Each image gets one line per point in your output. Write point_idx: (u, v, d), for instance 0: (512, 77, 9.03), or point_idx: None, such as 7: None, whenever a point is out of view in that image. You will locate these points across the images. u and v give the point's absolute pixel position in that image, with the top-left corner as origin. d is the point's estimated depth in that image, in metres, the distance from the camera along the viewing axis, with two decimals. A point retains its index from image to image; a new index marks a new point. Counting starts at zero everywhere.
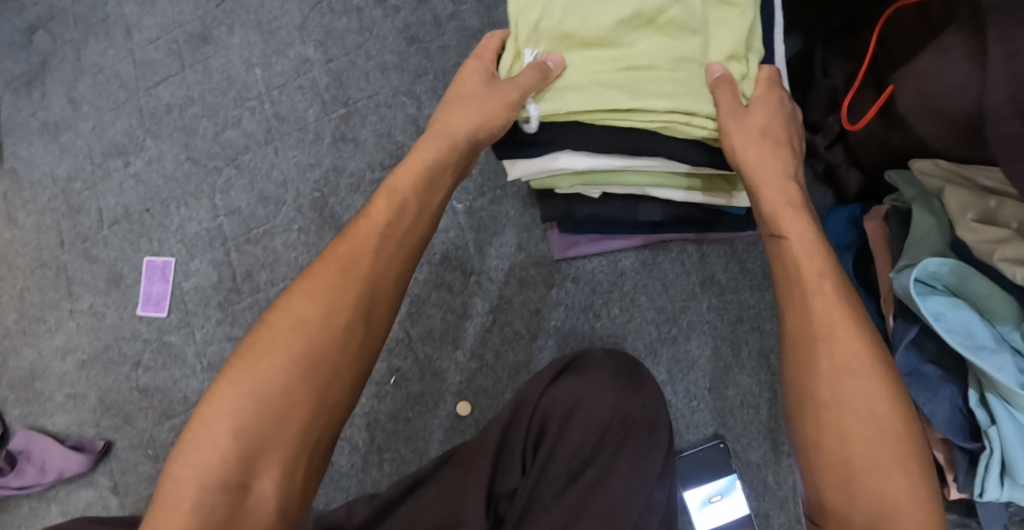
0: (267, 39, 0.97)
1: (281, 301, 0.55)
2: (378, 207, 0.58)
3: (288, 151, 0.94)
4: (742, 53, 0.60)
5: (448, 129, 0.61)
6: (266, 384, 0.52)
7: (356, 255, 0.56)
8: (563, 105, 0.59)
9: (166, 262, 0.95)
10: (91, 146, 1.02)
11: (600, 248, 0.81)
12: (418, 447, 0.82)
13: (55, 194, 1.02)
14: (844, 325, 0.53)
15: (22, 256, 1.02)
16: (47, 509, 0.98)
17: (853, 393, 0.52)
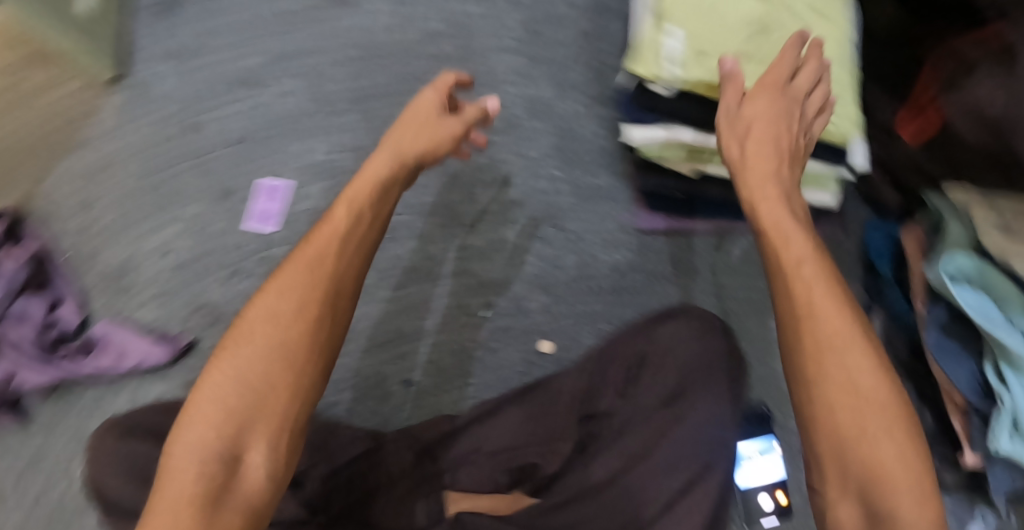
0: (398, 10, 1.10)
1: (255, 299, 0.60)
2: (339, 213, 0.65)
3: (408, 105, 1.06)
4: (830, 70, 0.84)
5: (400, 146, 0.71)
6: (249, 369, 0.57)
7: (321, 253, 0.62)
8: (698, 73, 0.81)
9: (283, 185, 1.05)
10: (216, 76, 1.12)
11: (678, 225, 0.98)
12: (501, 377, 0.92)
13: (175, 112, 1.12)
14: (838, 321, 0.57)
15: (132, 162, 1.11)
16: (114, 399, 1.03)
17: (843, 371, 0.56)
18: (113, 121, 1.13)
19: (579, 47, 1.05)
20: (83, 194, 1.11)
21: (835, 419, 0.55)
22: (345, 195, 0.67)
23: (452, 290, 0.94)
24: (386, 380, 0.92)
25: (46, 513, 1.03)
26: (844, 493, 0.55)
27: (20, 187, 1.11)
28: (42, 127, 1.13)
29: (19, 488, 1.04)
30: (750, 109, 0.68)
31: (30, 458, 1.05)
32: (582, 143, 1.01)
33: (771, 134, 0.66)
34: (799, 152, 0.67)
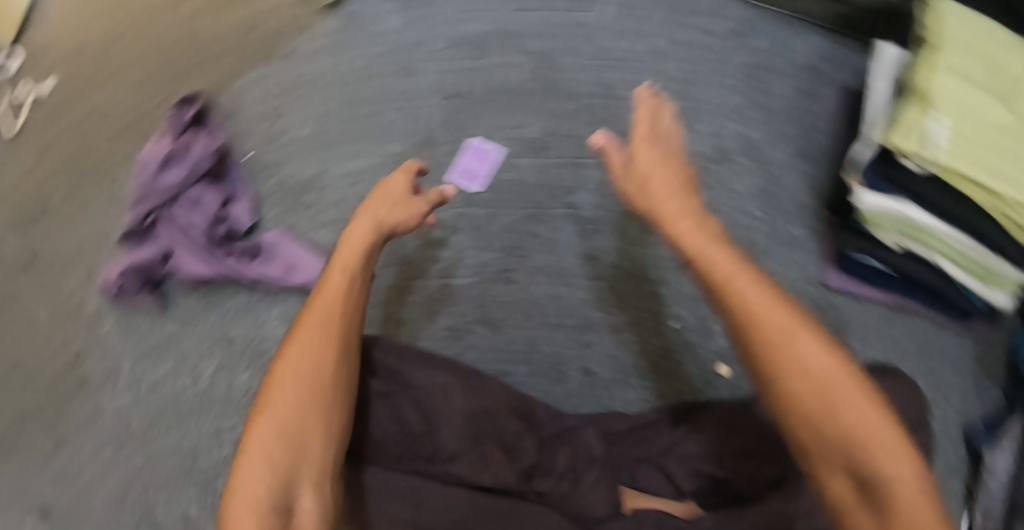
0: (635, 19, 1.12)
1: (255, 421, 0.62)
2: (335, 272, 0.69)
3: (633, 111, 1.06)
4: None
5: (378, 215, 0.72)
6: (286, 421, 0.62)
7: (334, 330, 0.66)
8: (948, 160, 0.83)
9: (494, 148, 1.02)
10: (440, 29, 1.11)
11: (854, 287, 1.04)
12: (679, 389, 0.94)
13: (390, 52, 1.11)
14: (802, 330, 0.57)
15: (334, 88, 1.10)
16: (266, 309, 1.01)
17: (797, 362, 0.57)
18: (323, 44, 1.13)
19: (795, 106, 1.11)
20: (279, 104, 1.11)
21: (805, 407, 0.56)
22: (339, 269, 0.69)
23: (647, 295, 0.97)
24: (565, 362, 0.93)
25: (163, 402, 1.01)
26: (850, 484, 0.56)
27: (208, 77, 1.14)
28: (242, 31, 1.17)
29: (143, 368, 1.02)
30: (651, 167, 0.66)
31: (162, 342, 1.03)
32: (783, 193, 1.06)
33: (677, 179, 0.65)
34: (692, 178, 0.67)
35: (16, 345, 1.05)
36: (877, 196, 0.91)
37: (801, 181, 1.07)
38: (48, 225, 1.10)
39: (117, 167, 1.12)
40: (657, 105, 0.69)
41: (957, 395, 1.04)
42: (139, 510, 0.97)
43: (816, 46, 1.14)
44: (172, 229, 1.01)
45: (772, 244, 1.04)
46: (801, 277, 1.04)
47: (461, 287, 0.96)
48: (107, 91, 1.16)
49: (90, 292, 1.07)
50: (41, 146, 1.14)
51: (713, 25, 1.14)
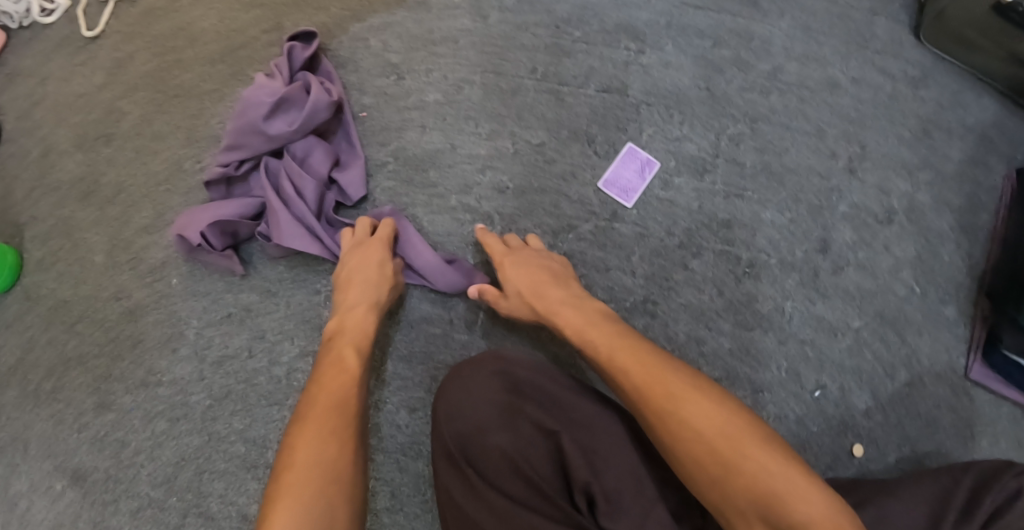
0: (814, 40, 1.00)
1: (273, 500, 0.56)
2: (342, 351, 0.73)
3: (804, 145, 0.94)
4: None
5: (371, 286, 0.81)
6: (317, 497, 0.57)
7: (348, 395, 0.67)
8: None
9: (650, 161, 0.91)
10: (601, 8, 0.97)
11: (1000, 383, 0.92)
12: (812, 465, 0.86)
13: (540, 24, 0.96)
14: (699, 394, 0.58)
15: (473, 52, 0.96)
16: None
17: (689, 424, 0.57)
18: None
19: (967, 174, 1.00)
20: (401, 60, 0.96)
21: (742, 502, 0.53)
22: (350, 343, 0.75)
23: (791, 355, 0.88)
24: None
25: (231, 381, 0.88)
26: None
27: (324, 14, 0.99)
28: None
29: (212, 337, 0.90)
30: (560, 306, 0.76)
31: (238, 312, 0.90)
32: (946, 264, 0.96)
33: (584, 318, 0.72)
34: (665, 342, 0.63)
35: (66, 281, 0.92)
36: None
37: (966, 255, 0.97)
38: (116, 150, 0.96)
39: (206, 99, 0.98)
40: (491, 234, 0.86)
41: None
42: (191, 498, 0.86)
43: (1005, 104, 1.02)
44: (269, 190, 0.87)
45: (927, 324, 0.94)
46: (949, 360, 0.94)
47: None
48: (202, 8, 1.01)
49: (159, 239, 0.93)
50: (117, 57, 0.99)
51: (893, 62, 1.02)
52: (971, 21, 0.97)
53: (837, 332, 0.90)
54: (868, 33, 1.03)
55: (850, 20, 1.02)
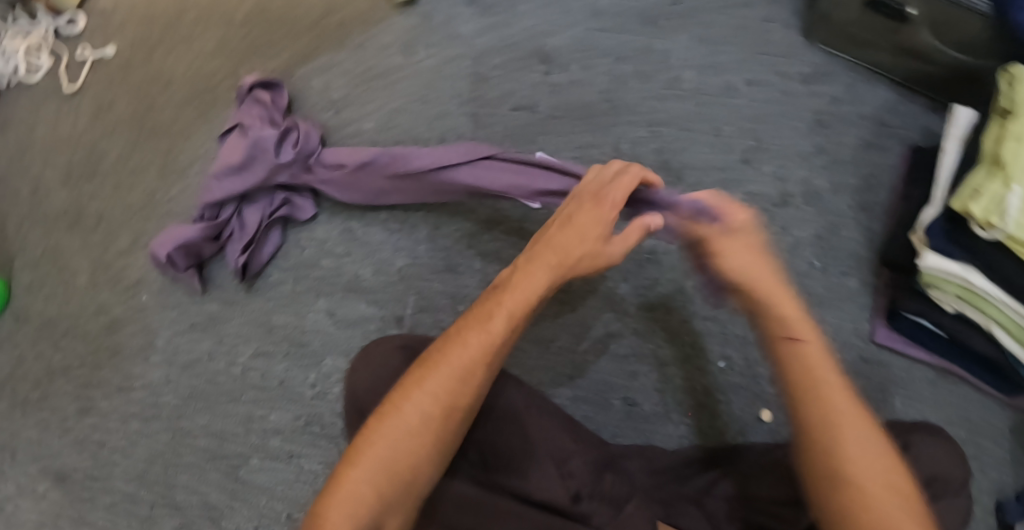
0: (710, 51, 1.12)
1: (370, 438, 0.62)
2: (495, 321, 0.65)
3: (702, 144, 1.05)
4: None
5: (564, 252, 0.66)
6: (396, 455, 0.61)
7: (468, 379, 0.63)
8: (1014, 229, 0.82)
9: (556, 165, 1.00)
10: (515, 37, 1.10)
11: (903, 342, 1.04)
12: (719, 429, 0.94)
13: (462, 56, 1.10)
14: (855, 424, 0.60)
15: (404, 84, 1.09)
16: (312, 301, 0.99)
17: (845, 447, 0.60)
18: (394, 40, 1.12)
19: (861, 157, 1.11)
20: (341, 96, 1.10)
21: (840, 497, 0.59)
22: (508, 309, 0.66)
23: (698, 331, 0.96)
24: (610, 389, 0.93)
25: (195, 382, 0.98)
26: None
27: (277, 61, 1.14)
28: (315, 18, 1.16)
29: (180, 344, 1.00)
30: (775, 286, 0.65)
31: (201, 321, 1.01)
32: (836, 243, 1.06)
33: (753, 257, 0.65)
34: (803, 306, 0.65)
35: (53, 302, 1.03)
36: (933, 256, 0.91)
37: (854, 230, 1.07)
38: (97, 186, 1.09)
39: (175, 137, 1.11)
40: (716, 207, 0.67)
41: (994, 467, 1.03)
42: (159, 489, 0.95)
43: (882, 101, 1.14)
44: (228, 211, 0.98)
45: (829, 295, 1.05)
46: (852, 328, 1.05)
47: None
48: (172, 60, 1.16)
49: (134, 261, 1.05)
50: (99, 106, 1.13)
51: (785, 66, 1.13)
52: (851, 21, 1.10)
53: (740, 308, 0.99)
54: (762, 41, 1.14)
55: (744, 32, 1.14)
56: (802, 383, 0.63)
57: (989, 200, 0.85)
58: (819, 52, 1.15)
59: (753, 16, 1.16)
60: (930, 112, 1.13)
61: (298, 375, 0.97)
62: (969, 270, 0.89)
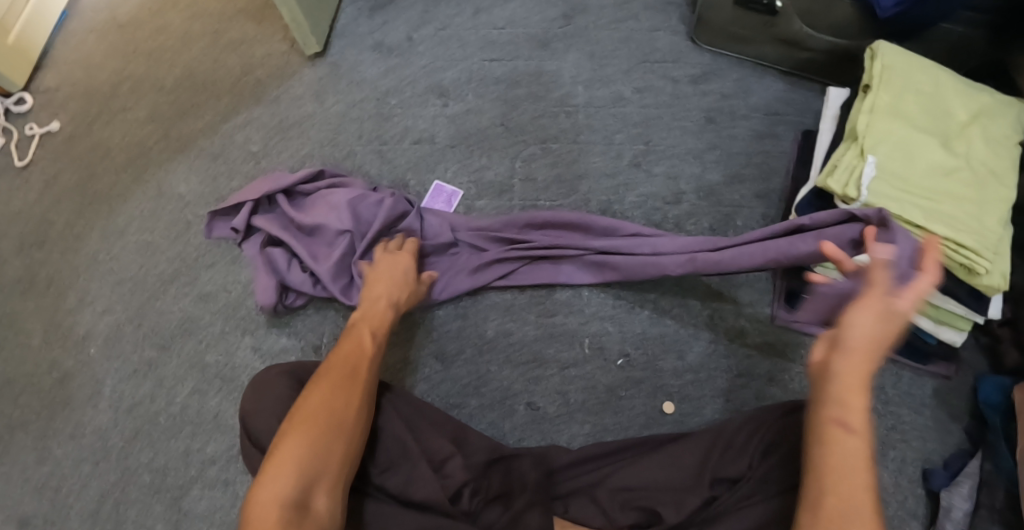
0: (595, 69, 1.22)
1: (288, 427, 0.72)
2: (364, 333, 0.85)
3: (591, 155, 1.15)
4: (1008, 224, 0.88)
5: (399, 287, 0.94)
6: (324, 438, 0.71)
7: (356, 370, 0.79)
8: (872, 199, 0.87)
9: (455, 192, 1.13)
10: (415, 77, 1.23)
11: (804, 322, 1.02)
12: (620, 423, 0.99)
13: (368, 99, 1.21)
14: (855, 458, 0.62)
15: (315, 130, 1.20)
16: (239, 338, 1.08)
17: (843, 491, 0.61)
18: (305, 91, 1.24)
19: (751, 148, 1.16)
20: (260, 147, 1.20)
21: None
22: (368, 325, 0.86)
23: (594, 332, 1.03)
24: (514, 396, 1.00)
25: (139, 423, 1.06)
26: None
27: (202, 121, 1.24)
28: (235, 78, 1.27)
29: (124, 390, 1.08)
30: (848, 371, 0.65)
31: (142, 367, 1.09)
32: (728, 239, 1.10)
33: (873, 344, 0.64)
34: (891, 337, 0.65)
35: (11, 364, 1.11)
36: None
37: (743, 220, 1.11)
38: (47, 253, 1.18)
39: (113, 200, 1.20)
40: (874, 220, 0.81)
41: (916, 436, 1.01)
42: (109, 526, 1.01)
43: (763, 95, 1.20)
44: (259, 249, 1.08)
45: (725, 283, 1.06)
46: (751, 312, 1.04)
47: (419, 319, 1.05)
48: (109, 130, 1.26)
49: (81, 317, 1.13)
50: (46, 179, 1.23)
51: (669, 73, 1.22)
52: (727, 21, 1.17)
53: (635, 306, 1.04)
54: (647, 51, 1.24)
55: (630, 45, 1.24)
56: (834, 462, 0.62)
57: (846, 172, 0.90)
58: (700, 57, 1.23)
59: (635, 32, 1.26)
60: (813, 99, 1.19)
61: (230, 408, 1.05)
62: None
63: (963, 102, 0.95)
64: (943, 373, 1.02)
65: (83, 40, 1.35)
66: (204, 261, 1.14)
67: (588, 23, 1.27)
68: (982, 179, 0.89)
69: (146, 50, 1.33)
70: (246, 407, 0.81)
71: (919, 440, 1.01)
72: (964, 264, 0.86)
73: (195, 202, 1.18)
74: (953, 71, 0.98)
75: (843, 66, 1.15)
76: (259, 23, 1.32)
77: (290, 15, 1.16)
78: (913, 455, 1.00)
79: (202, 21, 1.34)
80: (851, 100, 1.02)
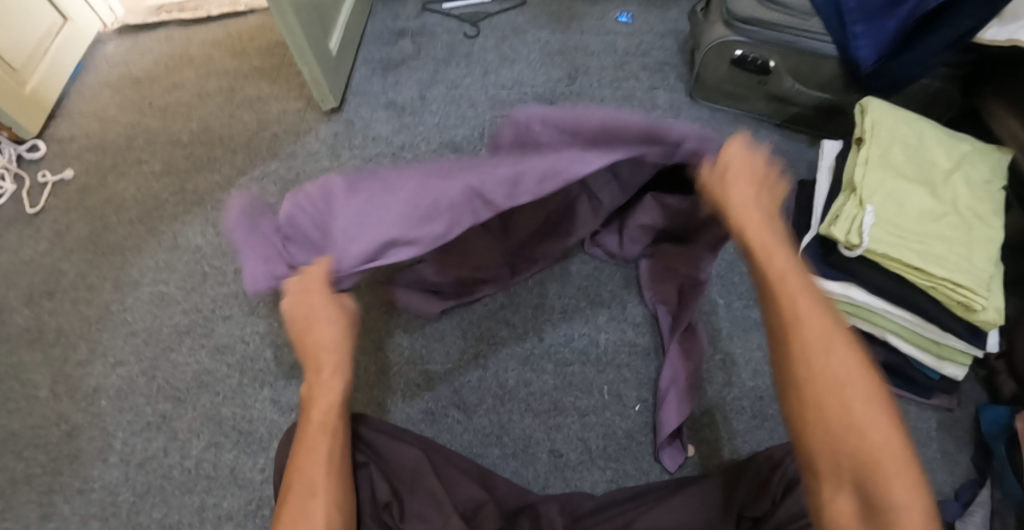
0: None
1: None
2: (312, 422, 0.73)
3: None
4: (998, 260, 0.93)
5: (317, 343, 0.76)
6: None
7: (314, 483, 0.70)
8: (871, 244, 0.92)
9: None
10: (429, 133, 1.28)
11: None
12: (641, 467, 1.00)
13: (383, 153, 1.26)
14: (800, 274, 0.70)
15: None
16: (256, 391, 1.08)
17: (801, 314, 0.68)
18: (321, 146, 1.28)
19: None
20: (276, 200, 1.23)
21: (810, 366, 0.66)
22: (314, 415, 0.74)
23: (612, 380, 1.06)
24: (535, 444, 1.02)
25: (151, 478, 1.03)
26: (840, 488, 0.63)
27: (218, 174, 1.27)
28: (250, 133, 1.31)
29: (136, 443, 1.06)
30: (743, 205, 0.71)
31: (156, 420, 1.07)
32: (734, 285, 1.16)
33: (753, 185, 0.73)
34: (760, 176, 0.73)
35: (17, 416, 1.09)
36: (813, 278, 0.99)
37: (747, 267, 1.17)
38: (57, 303, 1.17)
39: (127, 251, 1.21)
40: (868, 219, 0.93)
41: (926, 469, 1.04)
42: None
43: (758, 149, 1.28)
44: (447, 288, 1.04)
45: (735, 328, 1.12)
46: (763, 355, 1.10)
47: (441, 372, 1.07)
48: (123, 182, 1.28)
49: (92, 369, 1.12)
50: (58, 229, 1.24)
51: None
52: (722, 80, 1.26)
53: (648, 350, 1.08)
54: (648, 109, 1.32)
55: (631, 103, 1.32)
56: (776, 290, 0.70)
57: (847, 221, 0.95)
58: (697, 115, 1.31)
59: (635, 91, 1.34)
60: (804, 151, 1.28)
61: (247, 461, 1.03)
62: (851, 286, 0.98)
63: (943, 151, 1.02)
64: (945, 405, 1.06)
65: (98, 92, 1.39)
66: (221, 311, 1.14)
67: (592, 83, 1.35)
68: (968, 219, 0.96)
69: (162, 103, 1.37)
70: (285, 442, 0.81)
71: (929, 473, 1.03)
72: (962, 302, 0.91)
73: (212, 253, 1.20)
74: (934, 123, 1.05)
75: (831, 120, 1.24)
76: (274, 81, 1.37)
77: (311, 74, 1.22)
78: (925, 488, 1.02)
79: (216, 78, 1.40)
80: (842, 152, 1.08)
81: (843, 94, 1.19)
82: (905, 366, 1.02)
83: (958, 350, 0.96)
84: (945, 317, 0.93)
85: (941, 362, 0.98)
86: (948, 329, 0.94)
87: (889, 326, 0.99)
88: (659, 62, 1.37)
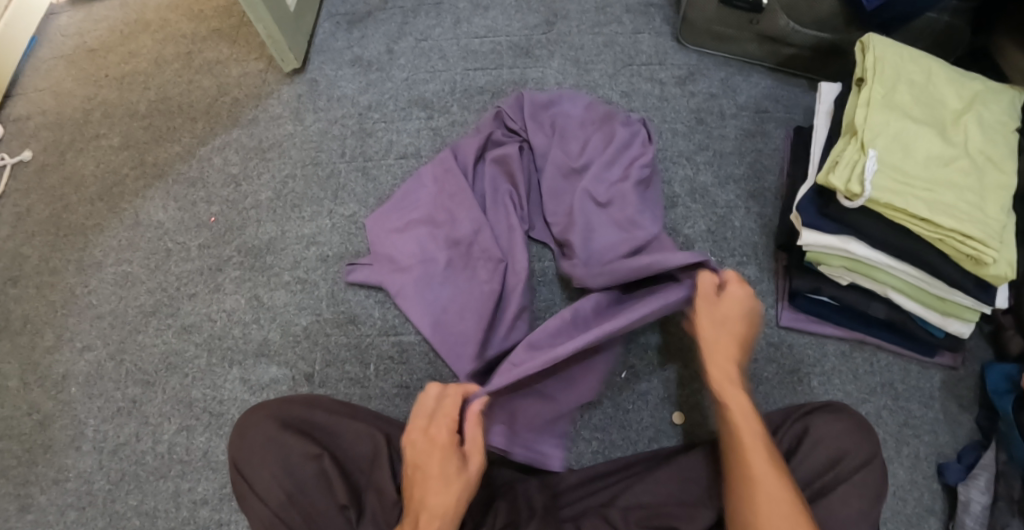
0: (581, 76, 1.21)
1: None
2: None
3: None
4: (1009, 209, 0.85)
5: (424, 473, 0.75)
6: None
7: None
8: (873, 193, 0.83)
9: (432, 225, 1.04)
10: (398, 91, 1.21)
11: (809, 321, 1.03)
12: (627, 436, 0.98)
13: (351, 115, 1.19)
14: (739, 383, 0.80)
15: (296, 149, 1.17)
16: (226, 371, 1.04)
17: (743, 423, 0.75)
18: (283, 110, 1.21)
19: (745, 146, 1.15)
20: (240, 169, 1.17)
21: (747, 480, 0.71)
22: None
23: None
24: None
25: (124, 464, 1.00)
26: None
27: (178, 145, 1.20)
28: (210, 100, 1.24)
29: (107, 430, 1.02)
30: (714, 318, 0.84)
31: (126, 405, 1.04)
32: (725, 240, 1.09)
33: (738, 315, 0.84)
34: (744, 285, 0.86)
35: None
36: (810, 233, 0.91)
37: (739, 221, 1.10)
38: (21, 289, 1.12)
39: (89, 231, 1.16)
40: (863, 166, 0.85)
41: (927, 430, 0.99)
42: None
43: (749, 93, 1.19)
44: (456, 282, 1.00)
45: None
46: None
47: (415, 342, 1.04)
48: (82, 159, 1.22)
49: (60, 356, 1.07)
50: (19, 212, 1.18)
51: (655, 74, 1.21)
52: (711, 19, 1.16)
53: None
54: (632, 54, 1.23)
55: (614, 48, 1.23)
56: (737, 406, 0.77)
57: (848, 168, 0.87)
58: (684, 58, 1.22)
59: (619, 35, 1.24)
60: (801, 95, 1.19)
61: (219, 444, 1.00)
62: (849, 240, 0.90)
63: (955, 91, 0.93)
64: (949, 364, 1.01)
65: (52, 66, 1.32)
66: (187, 289, 1.10)
67: (571, 29, 1.25)
68: (980, 166, 0.87)
69: (119, 74, 1.30)
70: (236, 455, 0.77)
71: (931, 434, 0.99)
72: (972, 255, 0.83)
73: (175, 229, 1.14)
74: (943, 60, 0.96)
75: (829, 59, 1.15)
76: (234, 42, 1.29)
77: (267, 31, 1.13)
78: (926, 450, 0.98)
79: (174, 42, 1.32)
80: (842, 93, 0.99)
81: (841, 31, 1.09)
82: (907, 323, 0.96)
83: (967, 307, 0.90)
84: (950, 271, 0.86)
85: (945, 319, 0.92)
86: (953, 284, 0.87)
87: (889, 285, 0.93)
88: (644, 4, 1.27)
